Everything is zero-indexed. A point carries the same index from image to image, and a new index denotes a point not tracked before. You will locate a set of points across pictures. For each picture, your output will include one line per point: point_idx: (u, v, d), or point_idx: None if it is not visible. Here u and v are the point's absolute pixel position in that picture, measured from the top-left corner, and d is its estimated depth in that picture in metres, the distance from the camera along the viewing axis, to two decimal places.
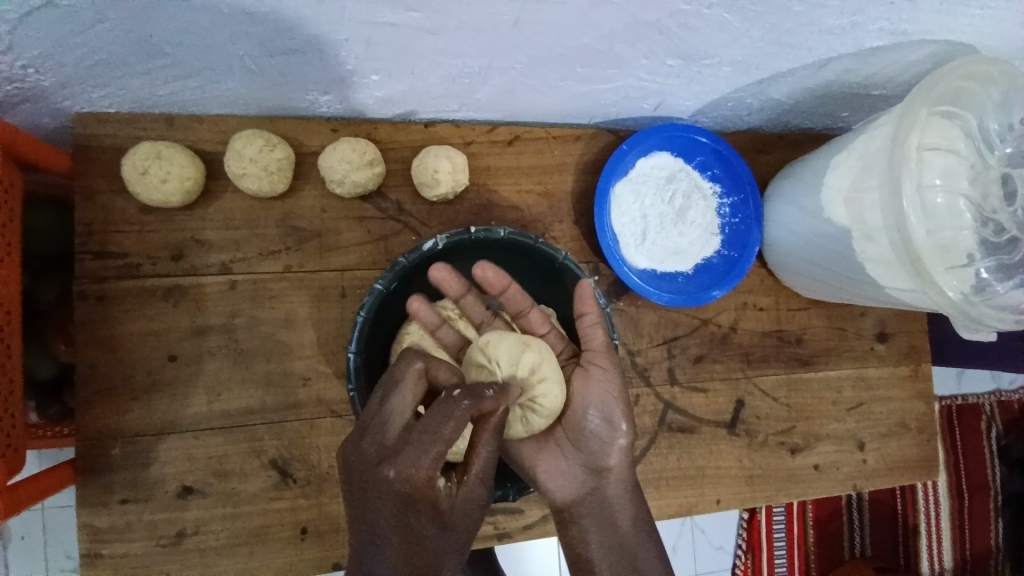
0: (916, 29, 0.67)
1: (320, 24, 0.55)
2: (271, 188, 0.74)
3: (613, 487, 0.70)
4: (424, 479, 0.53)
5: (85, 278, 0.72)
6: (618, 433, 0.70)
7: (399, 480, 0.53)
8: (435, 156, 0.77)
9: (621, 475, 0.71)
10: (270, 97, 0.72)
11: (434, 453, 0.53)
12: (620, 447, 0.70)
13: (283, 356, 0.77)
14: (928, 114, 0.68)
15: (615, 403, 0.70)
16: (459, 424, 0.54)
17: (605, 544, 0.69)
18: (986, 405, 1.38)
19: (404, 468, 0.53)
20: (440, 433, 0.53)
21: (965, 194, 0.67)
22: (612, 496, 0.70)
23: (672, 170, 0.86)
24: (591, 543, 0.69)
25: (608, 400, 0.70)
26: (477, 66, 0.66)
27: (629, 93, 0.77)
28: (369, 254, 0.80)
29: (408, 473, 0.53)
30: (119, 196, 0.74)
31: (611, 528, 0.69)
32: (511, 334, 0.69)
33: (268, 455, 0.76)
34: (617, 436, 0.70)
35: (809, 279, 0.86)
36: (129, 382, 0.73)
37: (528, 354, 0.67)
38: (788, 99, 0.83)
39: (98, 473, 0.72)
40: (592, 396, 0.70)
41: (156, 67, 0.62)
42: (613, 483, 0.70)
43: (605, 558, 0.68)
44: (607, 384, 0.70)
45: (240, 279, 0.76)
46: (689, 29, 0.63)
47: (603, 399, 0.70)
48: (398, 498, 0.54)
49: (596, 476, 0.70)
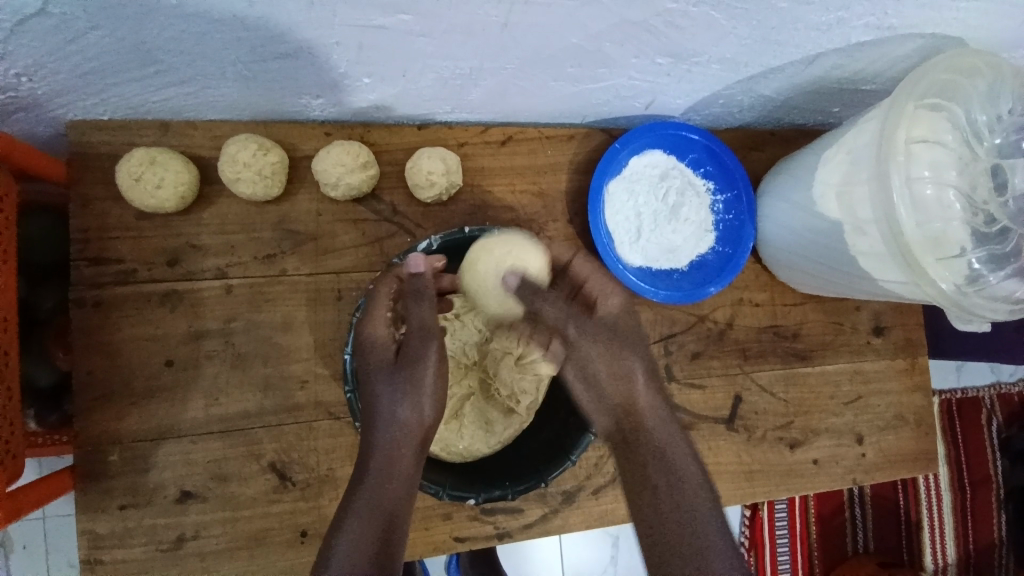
0: (901, 23, 0.68)
1: (310, 28, 0.56)
2: (266, 193, 0.75)
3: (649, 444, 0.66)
4: (381, 335, 0.68)
5: (82, 285, 0.73)
6: (629, 396, 0.69)
7: (372, 339, 0.68)
8: (429, 157, 0.77)
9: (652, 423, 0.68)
10: (263, 103, 0.73)
11: (384, 313, 0.68)
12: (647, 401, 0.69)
13: (281, 359, 0.77)
14: (915, 106, 0.68)
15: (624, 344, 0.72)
16: (392, 286, 0.68)
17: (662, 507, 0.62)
18: (985, 398, 1.39)
19: (372, 329, 0.68)
20: (381, 296, 0.68)
21: (954, 186, 0.67)
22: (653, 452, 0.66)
23: (665, 167, 0.87)
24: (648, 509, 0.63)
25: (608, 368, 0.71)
26: (467, 68, 0.66)
27: (619, 92, 0.78)
28: (364, 256, 0.80)
29: (376, 338, 0.68)
30: (114, 203, 0.74)
31: (683, 512, 0.61)
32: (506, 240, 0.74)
33: (266, 458, 0.76)
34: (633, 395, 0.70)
35: (803, 274, 0.86)
36: (127, 388, 0.74)
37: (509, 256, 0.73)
38: (778, 95, 0.84)
39: (97, 479, 0.73)
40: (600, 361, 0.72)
41: (149, 75, 0.63)
42: (674, 464, 0.65)
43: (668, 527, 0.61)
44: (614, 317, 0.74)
45: (236, 284, 0.76)
46: (676, 28, 0.63)
47: (607, 343, 0.72)
48: (374, 355, 0.67)
49: (648, 448, 0.66)
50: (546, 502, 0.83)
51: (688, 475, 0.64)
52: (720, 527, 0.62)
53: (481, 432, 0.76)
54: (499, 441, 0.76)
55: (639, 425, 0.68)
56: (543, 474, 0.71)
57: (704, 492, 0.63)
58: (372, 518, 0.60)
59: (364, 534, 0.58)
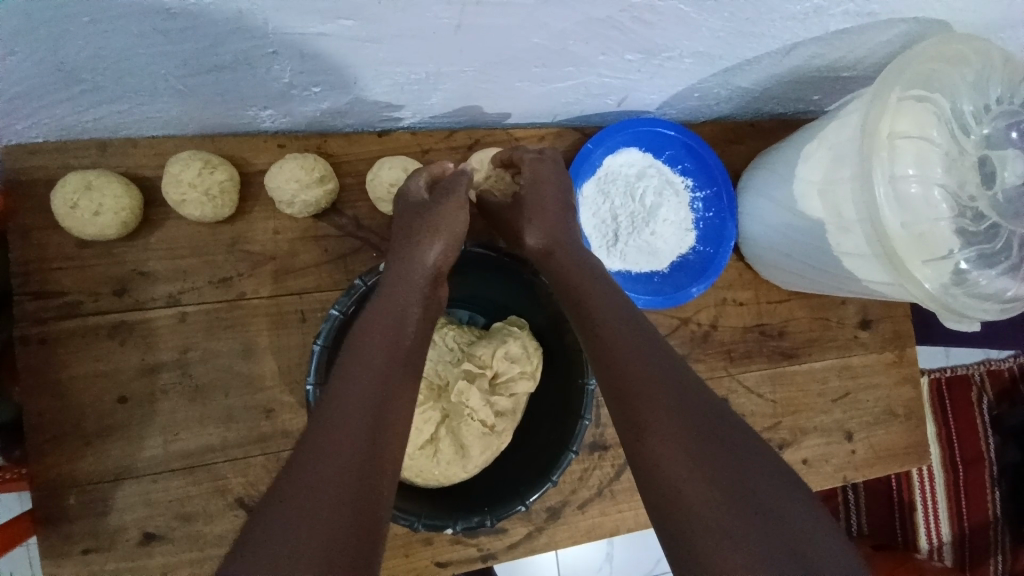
0: (882, 10, 0.64)
1: (245, 38, 0.51)
2: (216, 214, 0.70)
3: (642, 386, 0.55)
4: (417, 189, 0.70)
5: (25, 322, 0.68)
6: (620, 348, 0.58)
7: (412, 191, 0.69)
8: (390, 168, 0.73)
9: (654, 364, 0.56)
10: (208, 117, 0.68)
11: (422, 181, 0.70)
12: (546, 245, 0.71)
13: (244, 387, 0.73)
14: (899, 99, 0.65)
15: (545, 211, 0.72)
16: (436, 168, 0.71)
17: (657, 451, 0.50)
18: (974, 375, 1.38)
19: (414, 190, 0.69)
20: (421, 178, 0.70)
21: (940, 184, 0.63)
22: (646, 395, 0.54)
23: (641, 166, 0.83)
24: (649, 460, 0.51)
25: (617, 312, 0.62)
26: (424, 72, 0.62)
27: (589, 90, 0.73)
28: (327, 274, 0.76)
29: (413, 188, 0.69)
30: (54, 232, 0.69)
31: (736, 509, 0.46)
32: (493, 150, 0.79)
33: (233, 493, 0.72)
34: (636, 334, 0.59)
35: (787, 273, 0.83)
36: (80, 428, 0.69)
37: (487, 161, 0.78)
38: (756, 87, 0.80)
39: (55, 526, 0.69)
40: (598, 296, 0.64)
41: (75, 95, 0.58)
42: (713, 468, 0.48)
43: (666, 481, 0.49)
44: (537, 190, 0.73)
45: (191, 311, 0.72)
46: (644, 23, 0.59)
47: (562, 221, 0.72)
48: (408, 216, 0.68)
49: (670, 456, 0.49)
50: (531, 520, 0.81)
51: (693, 425, 0.51)
52: (801, 554, 0.43)
53: (457, 457, 0.71)
54: (473, 465, 0.71)
55: (659, 429, 0.51)
56: (524, 496, 0.68)
57: (762, 502, 0.46)
58: (318, 486, 0.45)
59: (307, 511, 0.44)
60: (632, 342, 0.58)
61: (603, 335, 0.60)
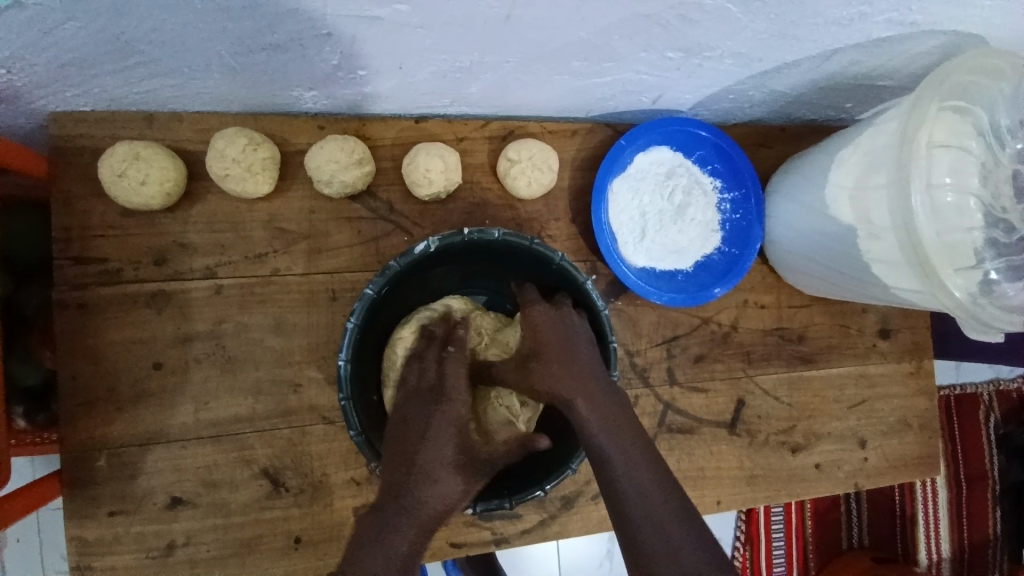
0: (925, 20, 0.64)
1: (301, 18, 0.52)
2: (256, 190, 0.71)
3: (595, 434, 0.60)
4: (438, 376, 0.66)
5: (65, 286, 0.70)
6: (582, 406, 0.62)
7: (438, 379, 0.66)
8: (427, 154, 0.74)
9: (612, 414, 0.61)
10: (253, 95, 0.69)
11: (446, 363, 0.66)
12: (576, 399, 0.62)
13: (273, 362, 0.75)
14: (938, 109, 0.66)
15: (574, 364, 0.64)
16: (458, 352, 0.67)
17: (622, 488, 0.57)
18: (984, 395, 1.38)
19: (443, 379, 0.66)
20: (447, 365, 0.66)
21: (975, 194, 0.65)
22: (602, 441, 0.60)
23: (670, 165, 0.84)
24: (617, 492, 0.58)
25: (610, 427, 0.61)
26: (468, 61, 0.63)
27: (626, 87, 0.74)
28: (359, 256, 0.77)
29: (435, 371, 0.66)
30: (98, 199, 0.71)
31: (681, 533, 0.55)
32: (527, 142, 0.79)
33: (259, 464, 0.74)
34: (619, 422, 0.61)
35: (810, 278, 0.84)
36: (113, 392, 0.71)
37: (519, 153, 0.77)
38: (790, 91, 0.80)
39: (84, 486, 0.71)
40: (604, 419, 0.61)
41: (131, 67, 0.59)
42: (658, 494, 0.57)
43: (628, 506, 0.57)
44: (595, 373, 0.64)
45: (226, 284, 0.74)
46: (689, 22, 0.60)
47: (598, 387, 0.63)
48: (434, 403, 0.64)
49: (651, 528, 0.55)
50: (545, 509, 0.82)
51: (636, 459, 0.59)
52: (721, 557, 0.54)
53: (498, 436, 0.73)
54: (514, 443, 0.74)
55: (646, 508, 0.56)
56: (542, 482, 0.69)
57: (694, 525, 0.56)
58: None
59: None
60: (609, 415, 0.61)
61: (588, 424, 0.61)
